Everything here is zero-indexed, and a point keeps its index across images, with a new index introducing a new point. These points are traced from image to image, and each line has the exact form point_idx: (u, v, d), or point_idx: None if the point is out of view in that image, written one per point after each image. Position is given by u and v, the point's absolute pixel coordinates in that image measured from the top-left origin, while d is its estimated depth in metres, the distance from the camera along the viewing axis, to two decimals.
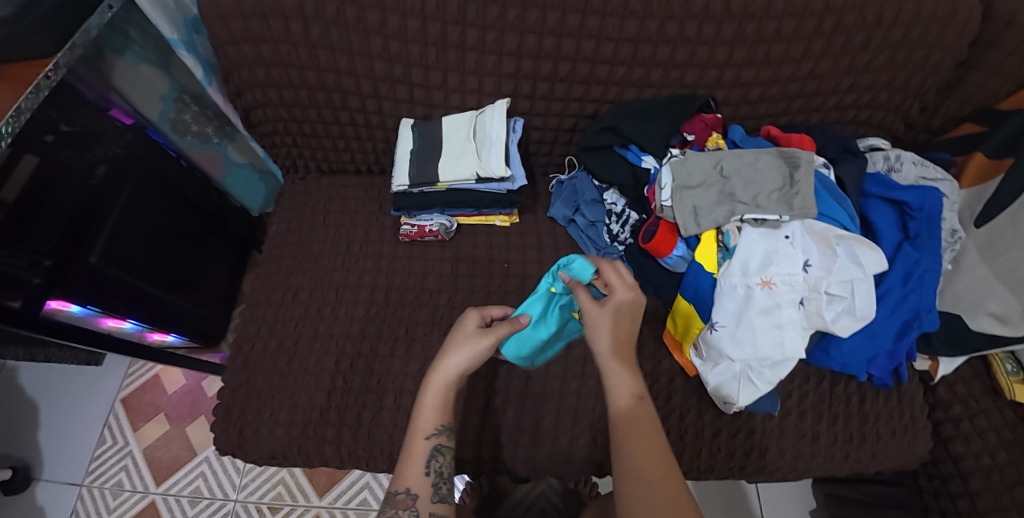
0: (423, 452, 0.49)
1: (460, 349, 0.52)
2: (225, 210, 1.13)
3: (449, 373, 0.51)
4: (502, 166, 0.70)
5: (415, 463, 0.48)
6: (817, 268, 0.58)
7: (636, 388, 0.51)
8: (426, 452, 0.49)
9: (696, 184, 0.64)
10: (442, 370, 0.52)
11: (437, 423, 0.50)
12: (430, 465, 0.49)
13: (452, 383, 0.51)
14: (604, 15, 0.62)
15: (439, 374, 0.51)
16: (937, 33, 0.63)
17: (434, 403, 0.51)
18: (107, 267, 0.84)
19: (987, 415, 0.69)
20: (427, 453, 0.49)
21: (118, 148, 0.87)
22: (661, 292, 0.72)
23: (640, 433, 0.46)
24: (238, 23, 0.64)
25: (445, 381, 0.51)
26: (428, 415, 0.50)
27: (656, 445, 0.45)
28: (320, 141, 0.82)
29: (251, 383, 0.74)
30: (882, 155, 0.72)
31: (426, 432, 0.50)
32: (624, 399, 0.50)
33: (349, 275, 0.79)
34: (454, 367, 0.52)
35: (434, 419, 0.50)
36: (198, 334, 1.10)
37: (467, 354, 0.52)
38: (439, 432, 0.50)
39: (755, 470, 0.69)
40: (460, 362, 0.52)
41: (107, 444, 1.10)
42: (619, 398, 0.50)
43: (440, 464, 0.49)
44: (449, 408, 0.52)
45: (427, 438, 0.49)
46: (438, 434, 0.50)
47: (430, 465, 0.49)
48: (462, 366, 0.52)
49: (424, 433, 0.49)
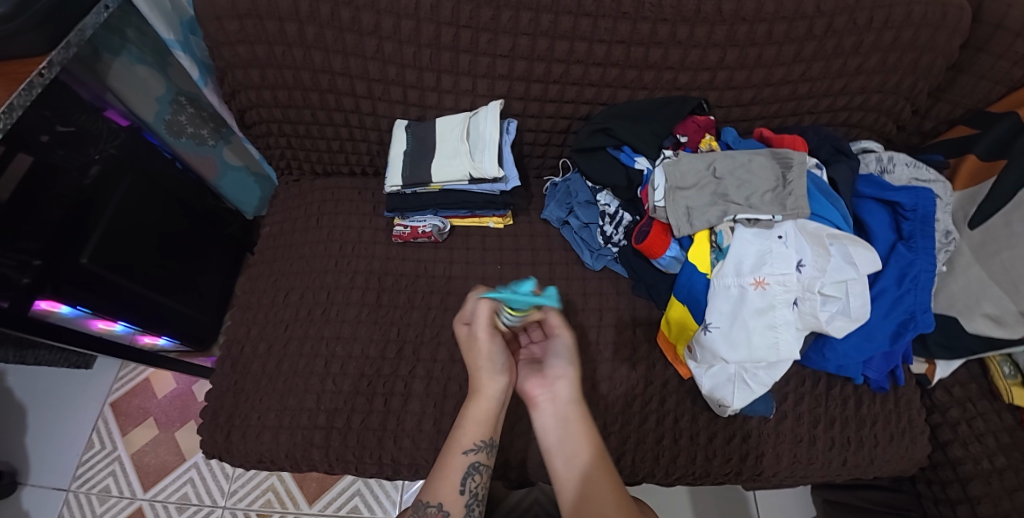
0: (461, 468, 0.50)
1: (491, 365, 0.52)
2: (220, 212, 1.12)
3: (493, 389, 0.52)
4: (495, 166, 0.70)
5: (451, 479, 0.50)
6: (811, 268, 0.58)
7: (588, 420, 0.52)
8: (463, 468, 0.50)
9: (690, 185, 0.64)
10: (483, 386, 0.52)
11: (483, 436, 0.52)
12: (466, 485, 0.50)
13: (498, 395, 0.53)
14: (596, 17, 0.63)
15: (484, 394, 0.52)
16: (927, 36, 0.64)
17: (488, 415, 0.53)
18: (97, 268, 0.83)
19: (985, 418, 0.69)
20: (465, 469, 0.50)
21: (113, 149, 0.86)
22: (655, 293, 0.72)
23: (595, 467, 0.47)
24: (233, 24, 0.65)
25: (489, 395, 0.52)
26: (475, 430, 0.52)
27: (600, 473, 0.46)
28: (314, 142, 0.81)
29: (240, 386, 0.73)
30: (875, 157, 0.72)
31: (468, 446, 0.51)
32: (572, 427, 0.50)
33: (342, 276, 0.78)
34: (496, 385, 0.52)
35: (476, 434, 0.52)
36: (189, 337, 1.09)
37: (495, 354, 0.52)
38: (479, 447, 0.52)
39: (752, 476, 0.68)
40: (499, 381, 0.52)
41: (95, 448, 1.08)
42: (565, 430, 0.50)
43: (476, 484, 0.51)
44: (499, 423, 0.54)
45: (466, 453, 0.51)
46: (478, 450, 0.52)
47: (465, 484, 0.50)
48: (504, 383, 0.53)
49: (465, 447, 0.51)
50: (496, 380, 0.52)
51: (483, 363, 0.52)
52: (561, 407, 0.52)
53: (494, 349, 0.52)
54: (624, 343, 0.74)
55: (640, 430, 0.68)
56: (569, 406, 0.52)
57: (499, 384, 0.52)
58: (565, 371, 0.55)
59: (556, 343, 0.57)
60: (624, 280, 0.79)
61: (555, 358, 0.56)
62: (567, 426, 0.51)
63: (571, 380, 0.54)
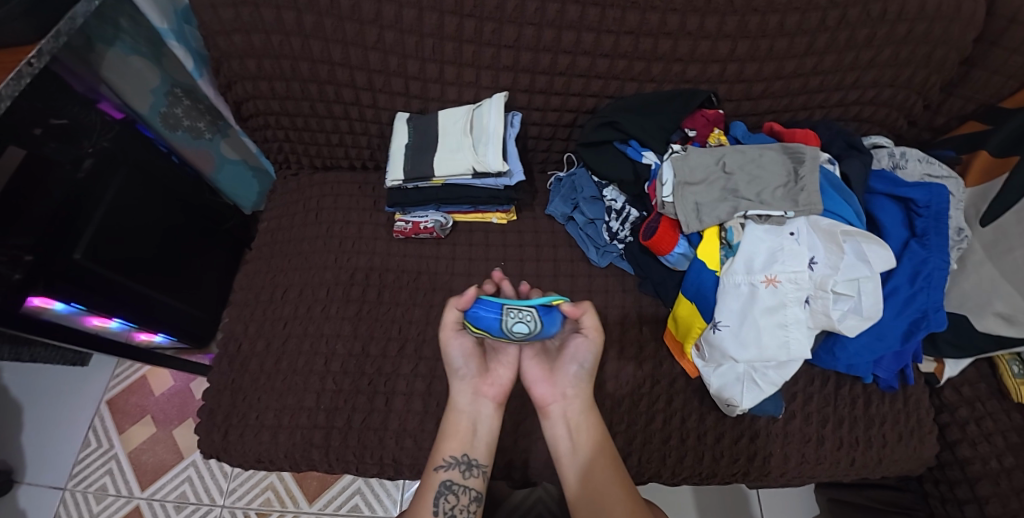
0: (434, 486, 0.50)
1: (462, 382, 0.55)
2: (217, 207, 1.10)
3: (460, 401, 0.55)
4: (499, 160, 0.68)
5: (426, 499, 0.49)
6: (824, 266, 0.57)
7: (597, 427, 0.53)
8: (437, 487, 0.50)
9: (698, 180, 0.62)
10: (455, 400, 0.55)
11: (456, 452, 0.52)
12: (440, 506, 0.49)
13: (468, 413, 0.54)
14: (603, 7, 0.61)
15: (452, 410, 0.55)
16: (941, 29, 0.63)
17: (461, 429, 0.54)
18: (91, 264, 0.81)
19: (993, 417, 0.68)
20: (437, 488, 0.50)
21: (107, 141, 0.84)
22: (662, 290, 0.70)
23: (599, 469, 0.49)
24: (229, 12, 0.63)
25: (461, 413, 0.54)
26: (447, 445, 0.52)
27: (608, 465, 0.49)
28: (313, 135, 0.80)
29: (237, 384, 0.71)
30: (887, 152, 0.70)
31: (439, 463, 0.52)
32: (583, 436, 0.52)
33: (341, 272, 0.77)
34: (463, 397, 0.55)
35: (444, 450, 0.52)
36: (186, 334, 1.08)
37: (454, 352, 0.56)
38: (450, 464, 0.52)
39: (759, 476, 0.67)
40: (465, 388, 0.55)
41: (91, 447, 1.06)
42: (576, 437, 0.52)
43: (452, 505, 0.49)
44: (480, 441, 0.54)
45: (439, 470, 0.51)
46: (449, 467, 0.51)
47: (439, 505, 0.49)
48: (469, 387, 0.55)
49: (437, 463, 0.51)
50: (461, 385, 0.55)
51: (455, 372, 0.56)
52: (573, 416, 0.53)
53: (455, 349, 0.56)
54: (629, 342, 0.72)
55: (647, 430, 0.67)
56: (580, 414, 0.53)
57: (465, 388, 0.55)
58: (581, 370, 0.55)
59: (580, 343, 0.55)
60: (630, 277, 0.78)
61: (573, 363, 0.55)
62: (579, 434, 0.52)
63: (584, 392, 0.55)
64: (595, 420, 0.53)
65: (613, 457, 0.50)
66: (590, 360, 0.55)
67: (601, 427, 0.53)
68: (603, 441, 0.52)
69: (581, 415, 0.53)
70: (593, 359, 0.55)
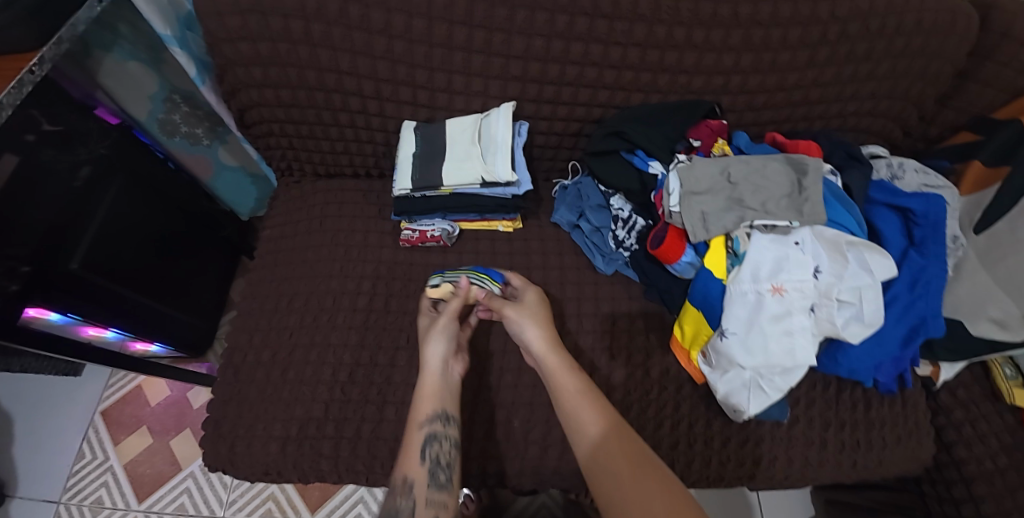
0: (419, 439, 0.54)
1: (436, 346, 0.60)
2: (218, 216, 1.07)
3: (433, 364, 0.59)
4: (509, 170, 0.69)
5: (412, 451, 0.53)
6: (828, 275, 0.59)
7: (569, 365, 0.58)
8: (422, 439, 0.54)
9: (704, 190, 0.63)
10: (426, 363, 0.59)
11: (432, 407, 0.56)
12: (426, 454, 0.53)
13: (438, 372, 0.59)
14: (612, 19, 0.62)
15: (426, 371, 0.59)
16: (937, 43, 0.65)
17: (435, 389, 0.57)
18: (88, 274, 0.79)
19: (987, 419, 0.70)
20: (422, 439, 0.53)
21: (103, 149, 0.82)
22: (667, 297, 0.71)
23: (590, 402, 0.53)
24: (235, 20, 0.62)
25: (432, 372, 0.59)
26: (424, 404, 0.56)
27: (583, 394, 0.54)
28: (318, 143, 0.79)
29: (242, 395, 0.70)
30: (885, 163, 0.73)
31: (420, 420, 0.55)
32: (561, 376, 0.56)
33: (347, 281, 0.76)
34: (435, 353, 0.60)
35: (423, 406, 0.56)
36: (184, 344, 1.06)
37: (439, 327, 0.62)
38: (432, 418, 0.55)
39: (765, 480, 0.68)
40: (438, 350, 0.60)
41: (86, 459, 1.04)
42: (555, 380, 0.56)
43: (437, 451, 0.53)
44: (450, 394, 0.58)
45: (422, 426, 0.55)
46: (430, 422, 0.55)
47: (425, 453, 0.53)
48: (443, 354, 0.60)
49: (419, 421, 0.55)
50: (436, 353, 0.60)
51: (432, 337, 0.61)
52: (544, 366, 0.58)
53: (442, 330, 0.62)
54: (637, 349, 0.73)
55: (656, 435, 0.68)
56: (549, 358, 0.58)
57: (439, 355, 0.60)
58: (530, 334, 0.60)
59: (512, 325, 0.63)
60: (636, 284, 0.78)
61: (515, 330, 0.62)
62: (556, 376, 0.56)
63: (541, 336, 0.60)
64: (565, 358, 0.58)
65: (592, 390, 0.54)
66: (527, 316, 0.62)
67: (573, 365, 0.58)
68: (577, 376, 0.56)
69: (550, 358, 0.58)
70: (530, 315, 0.63)
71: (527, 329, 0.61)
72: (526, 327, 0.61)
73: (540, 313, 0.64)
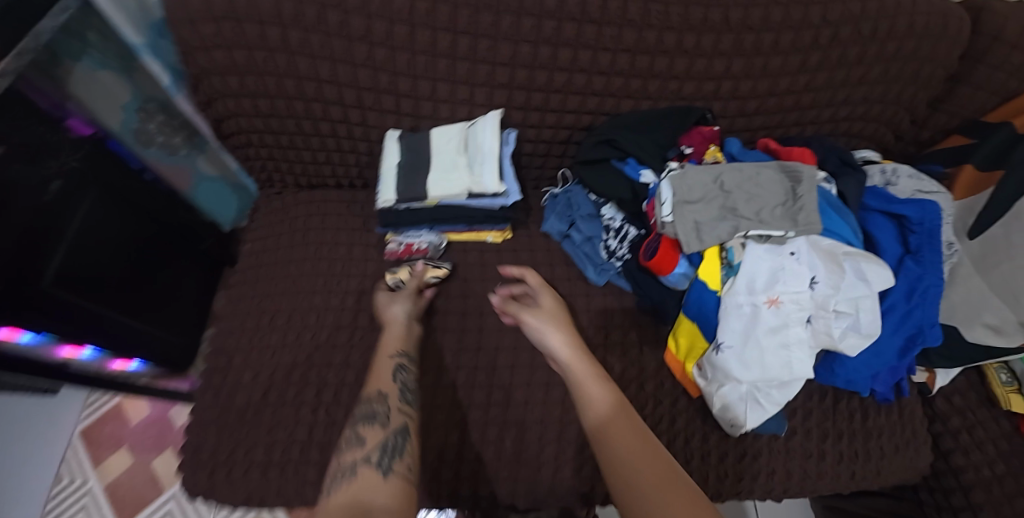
0: (388, 367, 0.60)
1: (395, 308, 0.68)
2: (195, 227, 1.03)
3: (396, 317, 0.66)
4: (496, 180, 0.66)
5: (382, 373, 0.59)
6: (825, 285, 0.57)
7: (590, 363, 0.57)
8: (391, 367, 0.60)
9: (697, 199, 0.61)
10: (390, 316, 0.66)
11: (397, 347, 0.63)
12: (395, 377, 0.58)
13: (400, 323, 0.66)
14: (601, 25, 0.60)
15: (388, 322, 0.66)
16: (929, 47, 0.64)
17: (398, 331, 0.65)
18: (60, 290, 0.74)
19: (984, 426, 0.69)
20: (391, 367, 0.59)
21: (75, 162, 0.77)
22: (661, 308, 0.69)
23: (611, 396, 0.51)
24: (208, 27, 0.59)
25: (396, 322, 0.66)
26: (391, 342, 0.63)
27: (607, 391, 0.52)
28: (299, 153, 0.77)
29: (222, 418, 0.67)
30: (879, 169, 0.72)
31: (389, 353, 0.62)
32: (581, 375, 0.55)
33: (331, 297, 0.74)
34: (397, 313, 0.66)
35: (393, 345, 0.63)
36: (164, 361, 1.02)
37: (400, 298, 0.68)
38: (399, 354, 0.62)
39: (763, 494, 0.66)
40: (400, 308, 0.67)
41: (64, 482, 1.01)
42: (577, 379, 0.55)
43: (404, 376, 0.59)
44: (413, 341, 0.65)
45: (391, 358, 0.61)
46: (399, 356, 0.61)
47: (395, 377, 0.58)
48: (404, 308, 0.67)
49: (389, 353, 0.61)
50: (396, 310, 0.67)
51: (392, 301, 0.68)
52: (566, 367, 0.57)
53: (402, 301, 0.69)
54: (631, 361, 0.72)
55: None
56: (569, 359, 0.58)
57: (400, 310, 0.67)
58: (550, 337, 0.61)
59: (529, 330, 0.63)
60: (628, 295, 0.77)
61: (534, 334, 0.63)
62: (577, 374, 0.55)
63: (564, 340, 0.60)
64: (588, 358, 0.58)
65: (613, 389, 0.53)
66: (547, 320, 0.63)
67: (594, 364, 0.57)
68: (599, 374, 0.55)
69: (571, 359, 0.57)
70: (547, 317, 0.63)
71: (547, 331, 0.61)
72: (545, 329, 0.61)
73: (559, 315, 0.64)
